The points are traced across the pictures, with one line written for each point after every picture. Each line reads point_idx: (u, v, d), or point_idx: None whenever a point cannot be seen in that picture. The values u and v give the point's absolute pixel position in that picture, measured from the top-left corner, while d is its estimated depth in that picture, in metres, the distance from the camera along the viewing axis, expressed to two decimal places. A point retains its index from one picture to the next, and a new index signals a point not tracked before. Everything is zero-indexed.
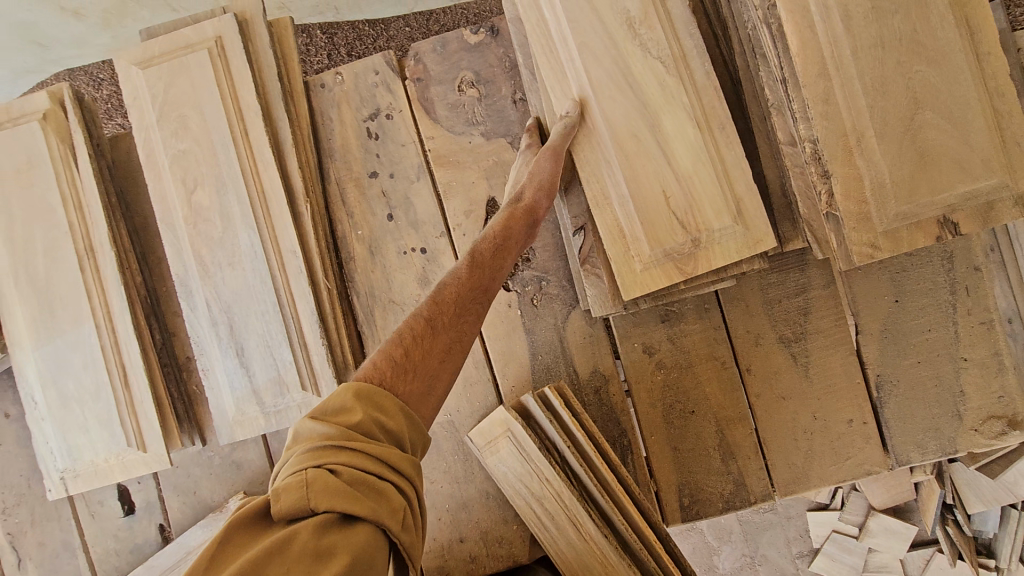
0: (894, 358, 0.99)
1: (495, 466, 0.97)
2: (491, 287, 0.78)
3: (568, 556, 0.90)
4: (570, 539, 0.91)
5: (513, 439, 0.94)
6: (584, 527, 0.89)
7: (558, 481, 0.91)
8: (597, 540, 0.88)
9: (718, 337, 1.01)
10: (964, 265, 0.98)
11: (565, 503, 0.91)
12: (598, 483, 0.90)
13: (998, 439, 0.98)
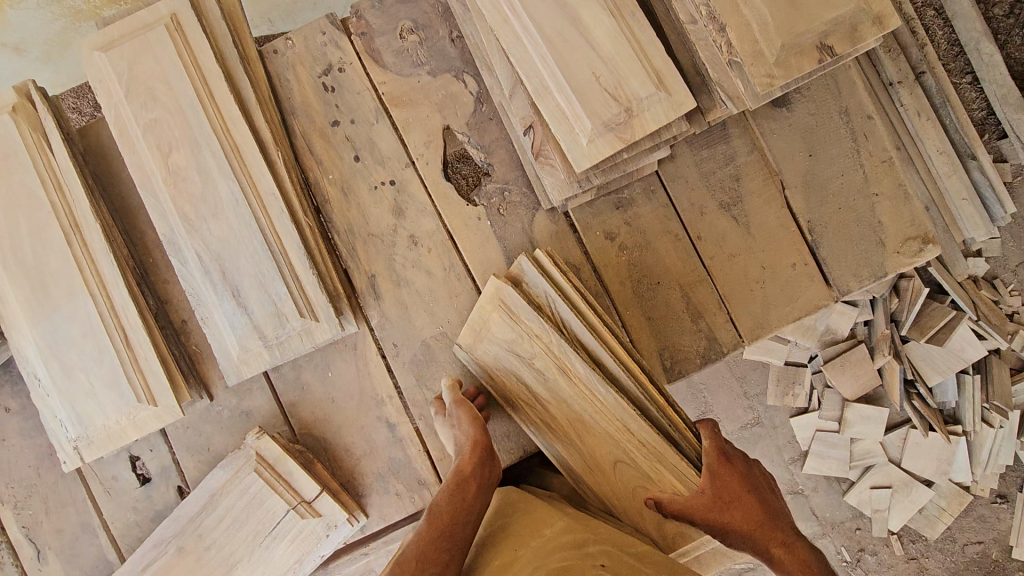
0: (820, 204, 1.13)
1: (485, 347, 1.08)
2: (456, 532, 0.93)
3: (561, 407, 1.06)
4: (562, 390, 1.06)
5: (504, 307, 1.06)
6: (574, 372, 1.05)
7: (549, 335, 1.05)
8: (588, 383, 1.04)
9: (667, 213, 1.14)
10: (858, 115, 1.14)
11: (557, 357, 1.05)
12: (587, 324, 1.05)
13: (918, 255, 1.12)
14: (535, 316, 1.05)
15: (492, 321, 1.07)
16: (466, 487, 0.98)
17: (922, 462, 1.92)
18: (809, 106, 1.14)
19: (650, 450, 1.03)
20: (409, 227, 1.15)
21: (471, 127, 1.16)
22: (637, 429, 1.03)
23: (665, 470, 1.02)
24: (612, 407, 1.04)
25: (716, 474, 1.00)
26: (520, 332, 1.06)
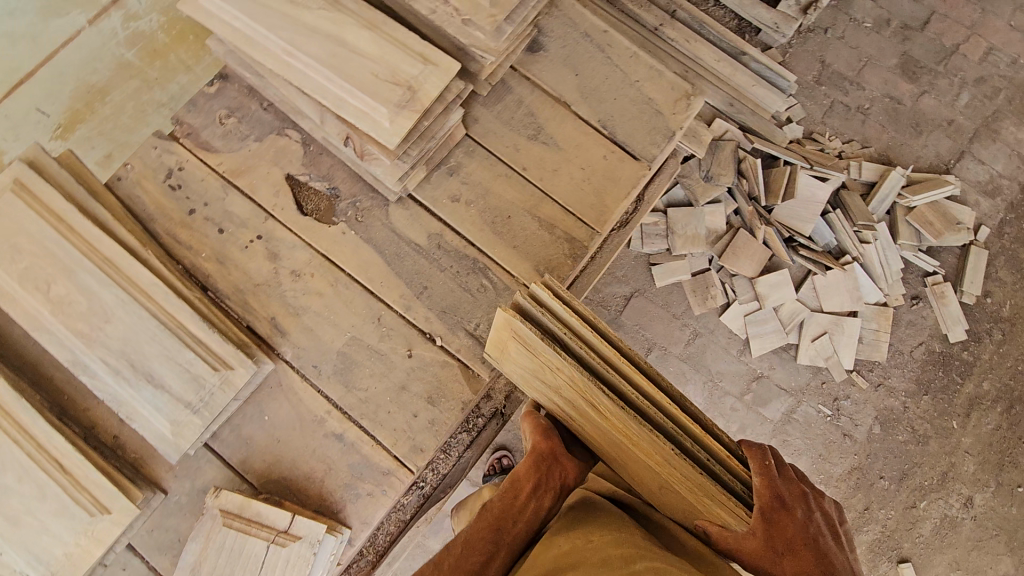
0: (600, 105, 1.39)
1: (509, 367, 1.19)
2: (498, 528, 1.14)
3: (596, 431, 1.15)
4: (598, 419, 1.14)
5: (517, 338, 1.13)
6: (599, 404, 1.09)
7: (569, 367, 1.10)
8: (618, 418, 1.09)
9: (491, 161, 1.35)
10: (596, 33, 1.43)
11: (581, 387, 1.12)
12: (599, 359, 1.12)
13: (688, 110, 1.40)
14: (551, 352, 1.10)
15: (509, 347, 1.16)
16: (523, 492, 1.16)
17: (836, 298, 2.42)
18: (558, 43, 1.43)
19: (698, 491, 1.04)
20: (288, 265, 1.26)
21: (307, 166, 1.33)
22: (678, 468, 1.05)
23: (715, 507, 1.05)
24: (649, 444, 1.07)
25: (767, 512, 1.04)
26: (540, 361, 1.14)
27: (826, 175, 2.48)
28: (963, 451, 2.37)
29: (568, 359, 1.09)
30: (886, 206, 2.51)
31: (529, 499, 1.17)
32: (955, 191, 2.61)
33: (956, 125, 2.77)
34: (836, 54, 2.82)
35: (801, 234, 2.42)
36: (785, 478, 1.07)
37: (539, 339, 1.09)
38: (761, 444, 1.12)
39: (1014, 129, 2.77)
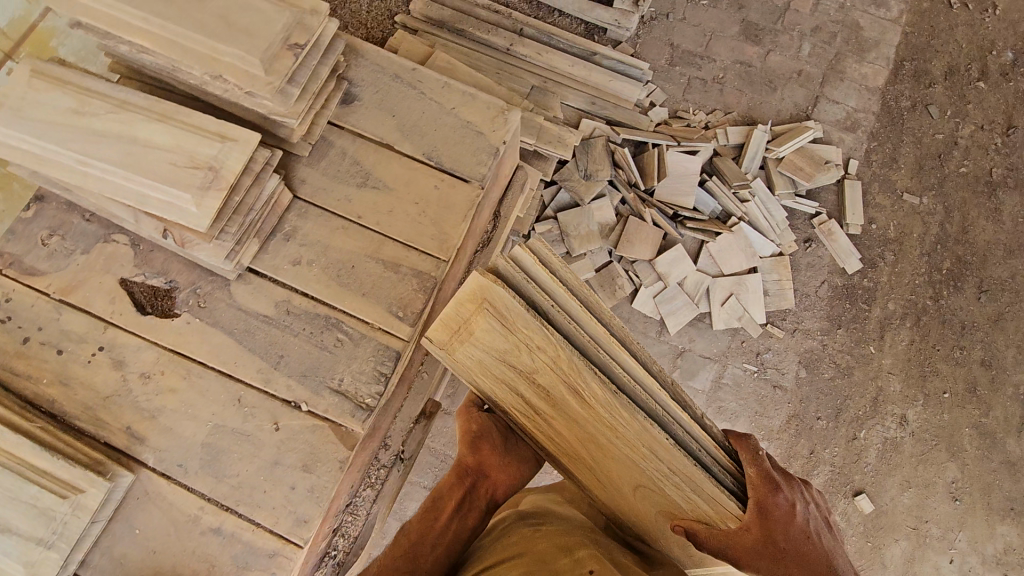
0: (422, 138, 1.43)
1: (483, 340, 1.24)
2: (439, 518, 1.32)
3: (572, 414, 1.26)
4: (576, 403, 1.23)
5: (499, 312, 1.19)
6: (584, 387, 1.21)
7: (557, 344, 1.20)
8: (600, 401, 1.21)
9: (326, 217, 1.35)
10: (405, 72, 1.47)
11: (564, 368, 1.21)
12: (588, 342, 1.23)
13: (507, 124, 1.45)
14: (537, 329, 1.18)
15: (479, 321, 1.21)
16: (445, 511, 1.33)
17: (734, 260, 2.51)
18: (371, 90, 1.46)
19: (681, 482, 1.19)
20: (135, 369, 1.24)
21: (140, 265, 1.31)
22: (664, 453, 1.20)
23: (704, 503, 1.19)
24: (632, 424, 1.20)
25: (762, 503, 1.19)
26: (518, 341, 1.22)
27: (695, 148, 2.59)
28: (886, 373, 2.46)
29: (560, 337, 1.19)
30: (758, 162, 2.63)
31: (451, 519, 1.33)
32: (819, 133, 2.75)
33: (806, 74, 2.93)
34: (682, 35, 2.97)
35: (684, 208, 2.52)
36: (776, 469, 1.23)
37: (525, 312, 1.17)
38: (748, 435, 1.27)
39: (858, 65, 2.95)
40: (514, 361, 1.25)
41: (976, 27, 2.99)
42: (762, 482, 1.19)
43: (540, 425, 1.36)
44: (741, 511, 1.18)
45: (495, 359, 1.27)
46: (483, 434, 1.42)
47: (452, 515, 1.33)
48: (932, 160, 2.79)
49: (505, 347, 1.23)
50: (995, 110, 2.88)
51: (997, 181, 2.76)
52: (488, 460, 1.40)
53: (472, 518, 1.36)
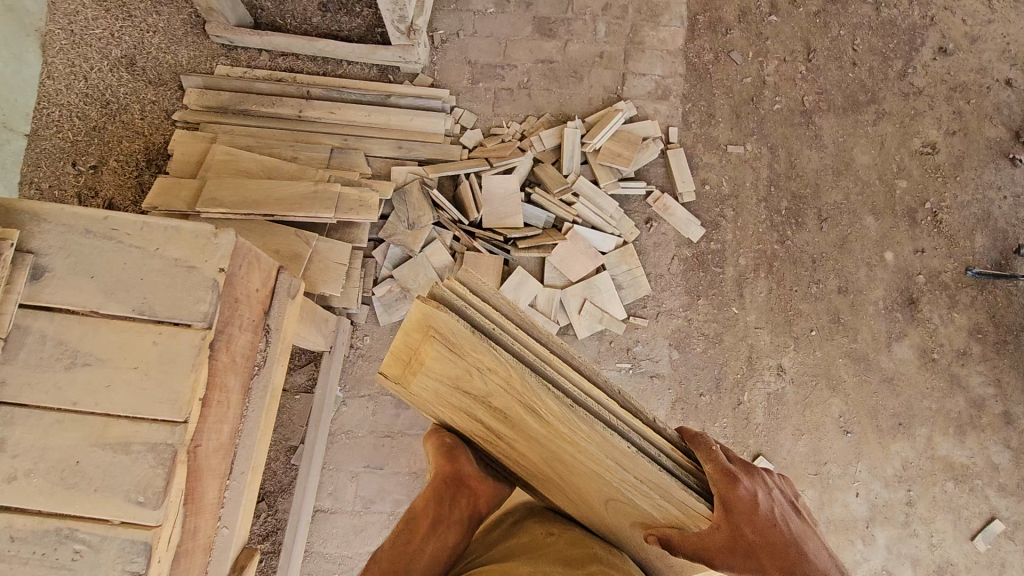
0: (128, 294, 1.30)
1: (430, 368, 1.11)
2: (416, 539, 1.16)
3: (530, 437, 1.13)
4: (534, 422, 1.12)
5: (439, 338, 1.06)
6: (538, 407, 1.10)
7: (502, 364, 1.08)
8: (557, 418, 1.09)
9: (35, 417, 1.21)
10: (96, 224, 1.33)
11: (517, 388, 1.10)
12: (532, 360, 1.14)
13: (219, 250, 1.34)
14: (484, 351, 1.08)
15: (425, 348, 1.09)
16: (419, 532, 1.17)
17: (578, 264, 2.46)
18: (60, 256, 1.31)
19: (650, 490, 1.10)
20: None
21: None
22: (629, 462, 1.09)
23: (678, 511, 1.10)
24: (594, 439, 1.08)
25: (725, 498, 1.12)
26: (467, 364, 1.10)
27: (510, 164, 2.52)
28: (753, 329, 2.46)
29: (508, 356, 1.08)
30: (578, 160, 2.59)
31: (428, 540, 1.17)
32: (631, 112, 2.73)
33: (607, 55, 2.89)
34: (477, 49, 2.89)
35: (514, 227, 2.45)
36: (733, 461, 1.18)
37: (472, 334, 1.06)
38: (701, 433, 1.23)
39: (654, 32, 2.91)
40: (467, 387, 1.13)
41: None
42: (724, 476, 1.13)
43: (506, 449, 1.23)
44: (711, 510, 1.10)
45: (451, 386, 1.14)
46: (459, 447, 1.27)
47: (429, 533, 1.17)
48: (747, 105, 2.79)
49: (456, 373, 1.11)
50: (794, 39, 2.89)
51: (811, 108, 2.78)
52: (468, 472, 1.24)
53: (455, 531, 1.20)
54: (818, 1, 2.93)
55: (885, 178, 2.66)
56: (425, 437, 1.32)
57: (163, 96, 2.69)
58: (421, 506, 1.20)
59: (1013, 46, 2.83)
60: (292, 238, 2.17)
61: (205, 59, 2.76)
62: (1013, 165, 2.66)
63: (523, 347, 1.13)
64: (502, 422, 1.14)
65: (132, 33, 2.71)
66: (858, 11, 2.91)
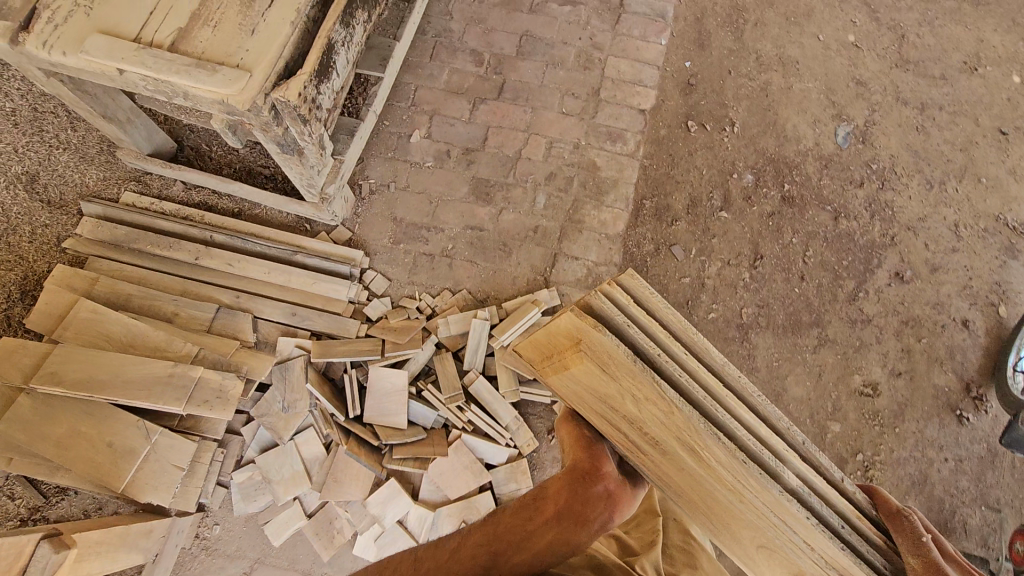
0: None
1: (574, 380, 1.15)
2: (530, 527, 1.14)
3: (675, 467, 1.12)
4: (690, 460, 1.09)
5: (594, 359, 1.07)
6: (699, 447, 1.07)
7: (659, 399, 1.06)
8: (723, 465, 1.06)
9: None
10: None
11: (676, 426, 1.07)
12: (699, 398, 1.10)
13: None
14: (641, 376, 1.06)
15: (575, 363, 1.10)
16: (541, 515, 1.16)
17: (458, 481, 2.27)
18: None
19: (821, 559, 1.07)
20: None
21: None
22: (792, 522, 1.06)
23: None
24: (754, 489, 1.06)
25: None
26: (620, 388, 1.09)
27: (404, 355, 2.34)
28: None
29: (670, 392, 1.06)
30: (482, 356, 2.40)
31: (547, 525, 1.14)
32: (552, 305, 2.53)
33: (542, 230, 2.70)
34: (405, 205, 2.72)
35: (393, 430, 2.26)
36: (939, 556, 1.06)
37: (633, 363, 1.05)
38: (911, 515, 1.16)
39: (596, 211, 2.73)
40: (614, 405, 1.13)
41: (715, 149, 2.82)
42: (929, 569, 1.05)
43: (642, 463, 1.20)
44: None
45: (595, 396, 1.15)
46: (594, 442, 1.29)
47: (554, 522, 1.14)
48: (680, 310, 2.58)
49: (606, 390, 1.11)
50: (742, 240, 2.67)
51: (749, 322, 2.55)
52: (601, 469, 1.24)
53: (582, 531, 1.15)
54: (773, 201, 2.73)
55: (817, 418, 2.42)
56: (561, 422, 1.36)
57: (58, 222, 2.57)
58: (550, 492, 1.20)
59: (976, 282, 2.61)
60: (132, 429, 2.01)
61: (115, 183, 2.65)
62: (958, 423, 2.42)
63: (689, 381, 1.10)
64: (652, 447, 1.13)
65: (39, 149, 2.59)
66: (814, 219, 2.70)
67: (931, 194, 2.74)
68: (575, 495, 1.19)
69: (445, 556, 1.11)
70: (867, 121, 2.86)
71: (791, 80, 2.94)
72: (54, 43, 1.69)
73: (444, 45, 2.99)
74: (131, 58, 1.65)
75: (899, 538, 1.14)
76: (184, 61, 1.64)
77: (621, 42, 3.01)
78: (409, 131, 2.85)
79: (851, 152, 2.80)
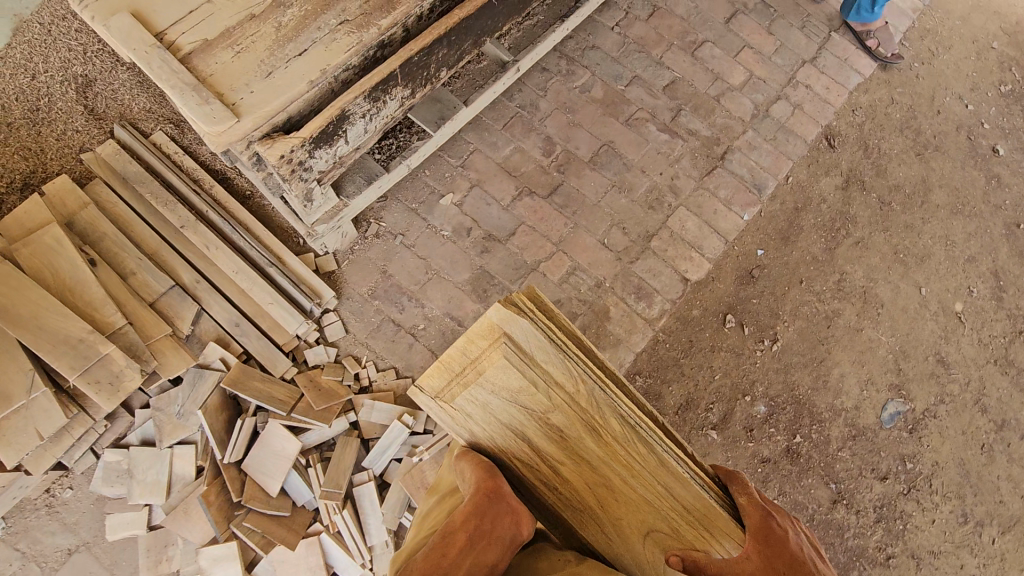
0: None
1: (486, 382, 1.14)
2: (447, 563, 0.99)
3: (575, 454, 1.18)
4: (594, 442, 1.17)
5: (508, 345, 1.14)
6: (596, 421, 1.18)
7: (567, 383, 1.18)
8: (617, 439, 1.19)
9: None
10: None
11: (580, 405, 1.18)
12: (592, 374, 1.22)
13: None
14: (557, 364, 1.17)
15: (490, 355, 1.14)
16: (455, 545, 1.02)
17: None
18: None
19: (686, 512, 1.16)
20: None
21: None
22: (670, 490, 1.17)
23: (705, 535, 1.14)
24: (639, 460, 1.18)
25: (760, 532, 1.13)
26: (534, 377, 1.15)
27: (309, 424, 2.16)
28: None
29: (578, 372, 1.20)
30: (385, 460, 2.20)
31: (465, 559, 1.00)
32: None
33: None
34: (401, 264, 2.53)
35: (261, 495, 2.07)
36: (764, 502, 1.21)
37: (547, 346, 1.17)
38: (736, 472, 1.28)
39: None
40: (528, 403, 1.15)
41: (742, 358, 2.45)
42: (758, 509, 1.18)
43: (544, 472, 1.19)
44: (744, 534, 1.14)
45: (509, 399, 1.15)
46: (495, 466, 1.19)
47: (468, 548, 1.01)
48: None
49: (520, 386, 1.15)
50: None
51: None
52: (506, 488, 1.13)
53: (501, 548, 1.05)
54: (776, 447, 2.34)
55: None
56: (464, 456, 1.21)
57: (89, 132, 2.54)
58: (458, 520, 1.06)
59: None
60: (20, 376, 1.92)
61: (154, 118, 2.61)
62: None
63: (584, 362, 1.23)
64: (560, 441, 1.17)
65: (104, 59, 2.62)
66: (810, 490, 2.30)
67: (958, 529, 2.28)
68: (489, 513, 1.07)
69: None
70: (927, 411, 2.42)
71: (864, 322, 2.54)
72: (86, 3, 1.58)
73: (523, 119, 2.78)
74: (143, 54, 1.53)
75: (735, 491, 1.24)
76: (186, 79, 1.52)
77: (701, 197, 2.70)
78: (443, 191, 2.65)
79: (892, 436, 2.37)
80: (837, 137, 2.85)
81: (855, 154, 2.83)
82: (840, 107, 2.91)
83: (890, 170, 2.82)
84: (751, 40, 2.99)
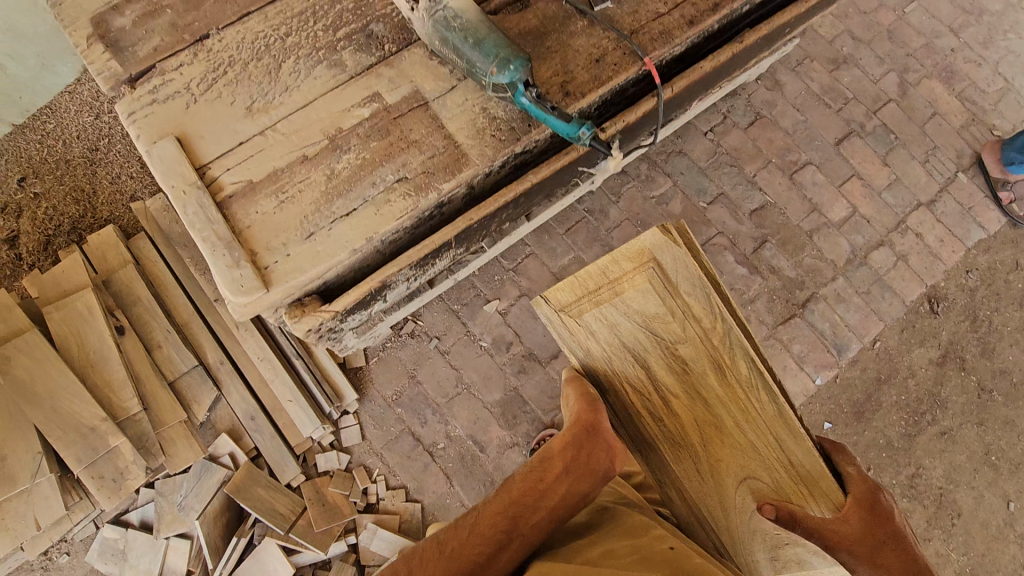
0: None
1: (630, 297, 1.43)
2: (539, 489, 1.23)
3: (683, 387, 1.42)
4: (714, 378, 1.40)
5: (653, 267, 1.40)
6: (721, 357, 1.38)
7: (705, 316, 1.38)
8: (744, 381, 1.36)
9: None
10: None
11: (714, 341, 1.39)
12: (737, 318, 1.36)
13: None
14: (696, 297, 1.38)
15: (638, 274, 1.41)
16: (550, 472, 1.26)
17: None
18: None
19: (794, 470, 1.28)
20: None
21: None
22: (783, 445, 1.30)
23: (807, 493, 1.24)
24: (758, 407, 1.34)
25: (868, 503, 1.18)
26: (673, 307, 1.42)
27: (304, 547, 2.09)
28: None
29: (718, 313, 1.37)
30: None
31: (556, 488, 1.24)
32: None
33: None
34: (432, 372, 2.36)
35: None
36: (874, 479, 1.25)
37: (693, 280, 1.37)
38: (843, 444, 1.33)
39: None
40: (659, 325, 1.43)
41: None
42: (871, 484, 1.22)
43: (656, 401, 1.44)
44: (846, 499, 1.19)
45: (642, 321, 1.44)
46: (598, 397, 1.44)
47: (564, 474, 1.26)
48: None
49: (654, 312, 1.43)
50: None
51: None
52: (604, 424, 1.34)
53: (596, 477, 1.28)
54: None
55: None
56: (572, 386, 1.46)
57: (142, 180, 2.45)
58: (558, 448, 1.29)
59: None
60: (27, 459, 1.90)
61: None
62: None
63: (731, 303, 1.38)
64: (678, 373, 1.42)
65: None
66: None
67: None
68: (580, 450, 1.28)
69: (441, 559, 1.10)
70: None
71: (932, 533, 2.24)
72: (135, 118, 1.44)
73: (589, 226, 2.54)
74: (180, 193, 1.38)
75: (841, 461, 1.29)
76: (220, 231, 1.36)
77: (771, 350, 2.41)
78: (489, 296, 2.45)
79: None
80: (942, 301, 2.49)
81: (959, 326, 2.47)
82: (952, 265, 2.54)
83: (998, 351, 2.45)
84: (861, 169, 2.63)
